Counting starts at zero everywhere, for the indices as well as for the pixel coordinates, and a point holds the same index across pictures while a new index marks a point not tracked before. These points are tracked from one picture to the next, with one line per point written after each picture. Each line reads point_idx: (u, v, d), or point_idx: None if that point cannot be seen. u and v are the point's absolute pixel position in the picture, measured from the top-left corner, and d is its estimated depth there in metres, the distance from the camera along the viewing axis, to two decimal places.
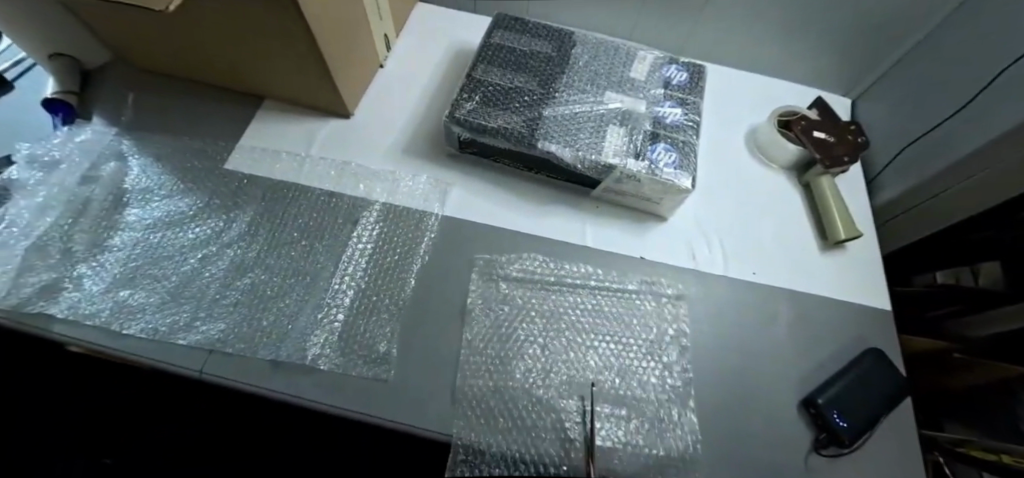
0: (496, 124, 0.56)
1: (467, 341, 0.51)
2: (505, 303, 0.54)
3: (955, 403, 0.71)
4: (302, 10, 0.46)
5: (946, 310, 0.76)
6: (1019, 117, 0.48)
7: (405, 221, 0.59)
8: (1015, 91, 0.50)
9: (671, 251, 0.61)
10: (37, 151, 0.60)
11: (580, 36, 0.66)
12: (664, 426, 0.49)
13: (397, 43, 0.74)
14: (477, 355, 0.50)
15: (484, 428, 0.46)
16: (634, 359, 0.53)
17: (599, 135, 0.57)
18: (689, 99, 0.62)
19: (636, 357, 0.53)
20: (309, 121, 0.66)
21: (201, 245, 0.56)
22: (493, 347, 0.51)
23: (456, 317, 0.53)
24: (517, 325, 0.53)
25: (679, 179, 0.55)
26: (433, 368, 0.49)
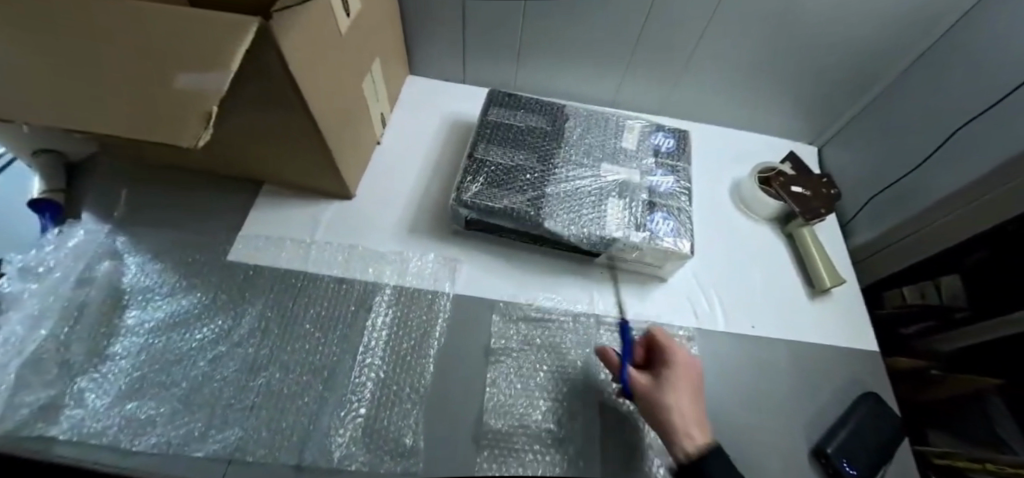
0: (502, 204, 0.59)
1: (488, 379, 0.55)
2: (526, 347, 0.59)
3: (938, 417, 0.71)
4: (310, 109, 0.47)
5: (917, 328, 0.74)
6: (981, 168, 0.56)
7: (418, 305, 0.59)
8: (976, 146, 0.58)
9: (676, 312, 0.63)
10: (30, 261, 0.57)
11: (571, 109, 0.70)
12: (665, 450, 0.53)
13: (393, 119, 0.76)
14: (495, 389, 0.54)
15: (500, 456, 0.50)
16: None
17: (600, 209, 0.60)
18: (678, 166, 0.66)
19: None
20: (311, 206, 0.66)
21: (211, 346, 0.55)
22: (514, 391, 0.55)
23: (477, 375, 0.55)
24: (536, 369, 0.57)
25: (679, 247, 0.58)
26: (461, 457, 0.49)
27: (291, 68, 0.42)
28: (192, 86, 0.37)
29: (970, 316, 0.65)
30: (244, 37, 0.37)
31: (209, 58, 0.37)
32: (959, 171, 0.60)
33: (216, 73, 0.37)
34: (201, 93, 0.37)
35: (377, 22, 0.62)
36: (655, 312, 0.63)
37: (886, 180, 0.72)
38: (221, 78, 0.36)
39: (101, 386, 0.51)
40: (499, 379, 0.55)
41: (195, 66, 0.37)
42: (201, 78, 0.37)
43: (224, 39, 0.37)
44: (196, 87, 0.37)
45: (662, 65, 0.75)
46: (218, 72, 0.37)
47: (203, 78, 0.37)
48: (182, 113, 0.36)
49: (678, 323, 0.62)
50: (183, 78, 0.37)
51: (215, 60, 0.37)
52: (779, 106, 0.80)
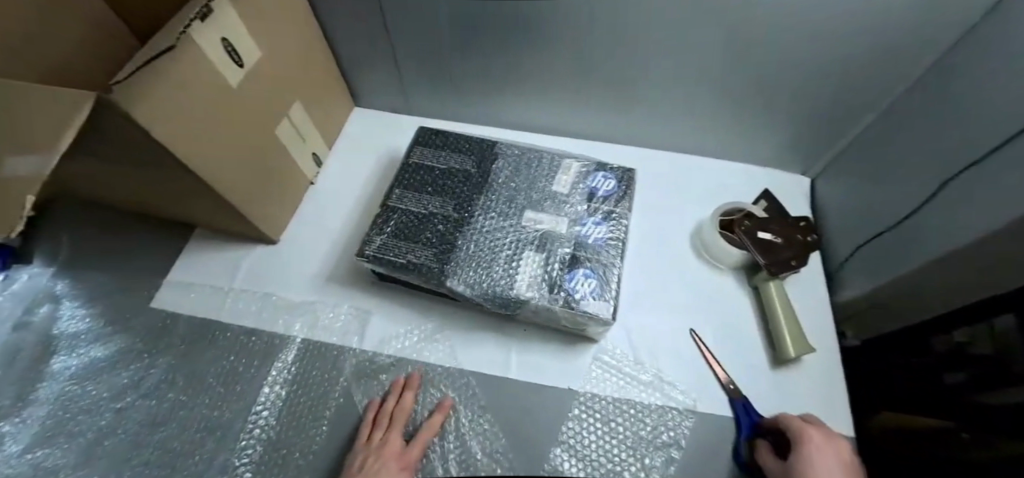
0: (406, 259, 0.55)
1: None
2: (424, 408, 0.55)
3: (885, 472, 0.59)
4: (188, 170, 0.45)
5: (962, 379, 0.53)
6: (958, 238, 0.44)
7: (322, 361, 0.57)
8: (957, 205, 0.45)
9: (603, 381, 0.56)
10: None
11: (503, 147, 0.64)
12: None
13: (330, 156, 0.74)
14: None
15: None
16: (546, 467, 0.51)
17: (514, 264, 0.55)
18: (614, 213, 0.59)
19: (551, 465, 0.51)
20: (235, 249, 0.66)
21: (119, 397, 0.56)
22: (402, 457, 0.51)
23: None
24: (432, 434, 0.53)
25: (599, 312, 0.52)
26: None
27: (156, 135, 0.40)
28: (24, 172, 0.37)
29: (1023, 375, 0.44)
30: (76, 117, 0.35)
31: (40, 143, 0.36)
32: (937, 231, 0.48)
33: (41, 160, 0.36)
34: (29, 178, 0.36)
35: (291, 63, 0.59)
36: (578, 379, 0.56)
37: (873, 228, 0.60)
38: (44, 165, 0.36)
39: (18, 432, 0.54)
40: None
41: (26, 151, 0.37)
42: (30, 166, 0.36)
43: (56, 122, 0.36)
44: (27, 173, 0.36)
45: (607, 94, 0.67)
46: (42, 158, 0.36)
47: (31, 163, 0.36)
48: (10, 200, 0.36)
49: (603, 393, 0.55)
50: (16, 162, 0.37)
51: (43, 145, 0.36)
52: (756, 134, 0.70)
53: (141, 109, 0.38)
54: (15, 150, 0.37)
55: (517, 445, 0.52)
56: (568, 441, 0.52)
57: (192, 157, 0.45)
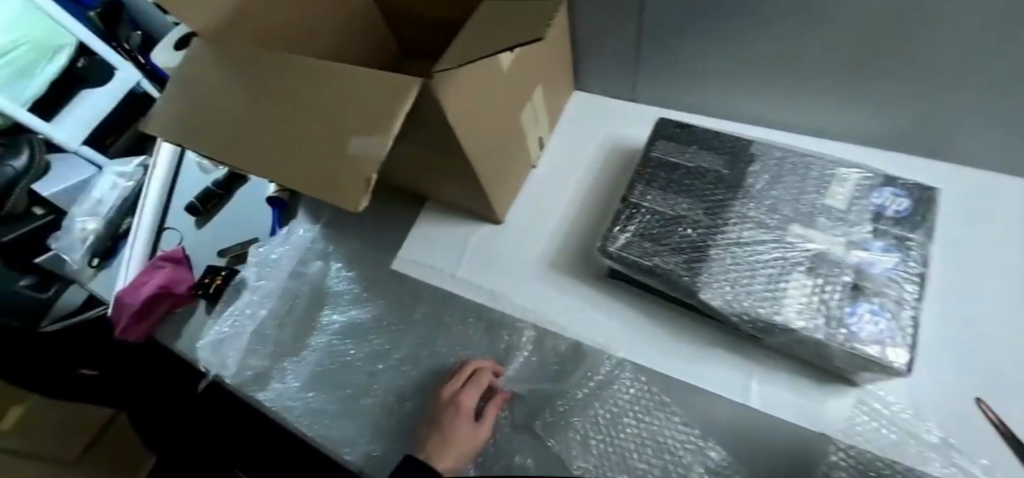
0: (651, 262, 0.52)
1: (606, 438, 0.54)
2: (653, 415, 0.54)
3: None
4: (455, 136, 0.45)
5: None
6: None
7: (548, 352, 0.61)
8: None
9: (871, 437, 0.46)
10: (268, 254, 0.72)
11: (759, 147, 0.57)
12: None
13: (551, 142, 0.74)
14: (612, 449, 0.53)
15: None
16: None
17: (779, 286, 0.49)
18: (910, 241, 0.49)
19: None
20: (461, 225, 0.70)
21: (374, 349, 0.65)
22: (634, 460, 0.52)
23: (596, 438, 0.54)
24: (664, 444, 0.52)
25: (888, 357, 0.43)
26: None
27: (443, 110, 0.42)
28: (362, 150, 0.35)
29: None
30: (408, 93, 0.34)
31: (377, 121, 0.35)
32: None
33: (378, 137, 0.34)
34: (371, 153, 0.35)
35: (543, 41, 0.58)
36: (837, 428, 0.48)
37: None
38: (381, 139, 0.34)
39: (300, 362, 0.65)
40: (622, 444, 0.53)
41: (364, 130, 0.36)
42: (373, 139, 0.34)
43: (389, 99, 0.35)
44: (364, 151, 0.35)
45: (903, 98, 0.55)
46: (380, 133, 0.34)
47: (369, 141, 0.35)
48: (351, 178, 0.35)
49: (873, 452, 0.46)
50: (356, 143, 0.36)
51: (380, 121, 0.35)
52: None
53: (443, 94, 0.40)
54: (353, 132, 0.37)
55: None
56: None
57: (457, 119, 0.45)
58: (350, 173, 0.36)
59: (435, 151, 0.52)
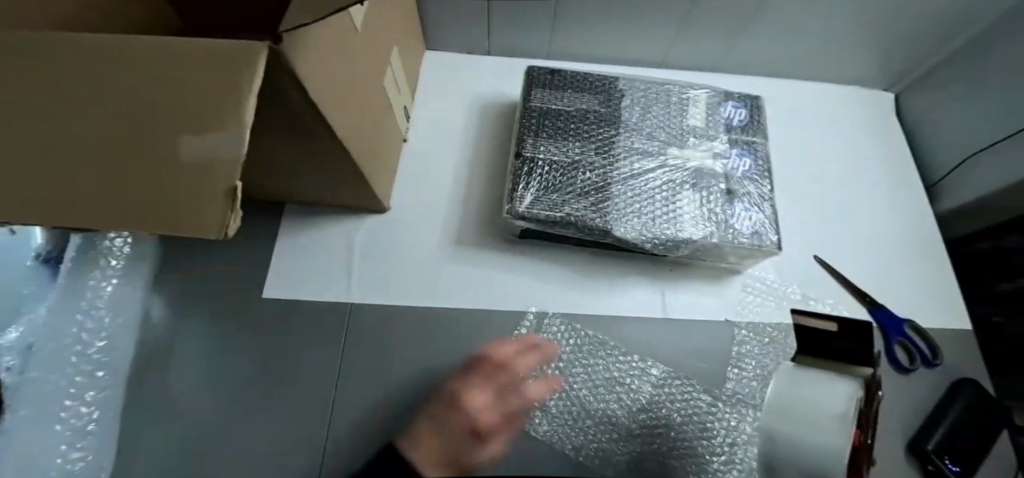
0: (562, 213, 0.51)
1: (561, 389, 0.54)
2: (593, 352, 0.56)
3: None
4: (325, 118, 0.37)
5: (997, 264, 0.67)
6: None
7: (478, 331, 0.55)
8: None
9: (756, 307, 0.58)
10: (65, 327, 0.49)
11: (626, 82, 0.60)
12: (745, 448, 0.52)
13: (416, 110, 0.66)
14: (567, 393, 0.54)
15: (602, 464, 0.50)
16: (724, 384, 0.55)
17: (673, 206, 0.53)
18: (755, 143, 0.57)
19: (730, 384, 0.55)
20: (344, 224, 0.60)
21: (270, 398, 0.51)
22: (593, 400, 0.53)
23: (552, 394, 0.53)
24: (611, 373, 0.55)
25: (764, 243, 0.52)
26: None
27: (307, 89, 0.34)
28: (202, 155, 0.29)
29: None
30: (256, 71, 0.29)
31: (219, 114, 0.29)
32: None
33: (231, 135, 0.29)
34: (213, 162, 0.29)
35: None
36: (733, 310, 0.58)
37: (976, 140, 0.63)
38: (237, 138, 0.29)
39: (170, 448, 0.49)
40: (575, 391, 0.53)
41: (196, 130, 0.30)
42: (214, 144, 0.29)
43: (229, 83, 0.29)
44: (209, 157, 0.29)
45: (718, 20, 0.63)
46: (233, 131, 0.29)
47: (213, 144, 0.29)
48: (201, 195, 0.29)
49: (759, 319, 0.58)
50: (185, 146, 0.30)
51: (225, 115, 0.29)
52: (855, 50, 0.68)
53: (300, 63, 0.32)
54: (175, 133, 0.30)
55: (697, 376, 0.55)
56: (736, 364, 0.56)
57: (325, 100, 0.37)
58: (193, 193, 0.29)
59: (288, 138, 0.42)
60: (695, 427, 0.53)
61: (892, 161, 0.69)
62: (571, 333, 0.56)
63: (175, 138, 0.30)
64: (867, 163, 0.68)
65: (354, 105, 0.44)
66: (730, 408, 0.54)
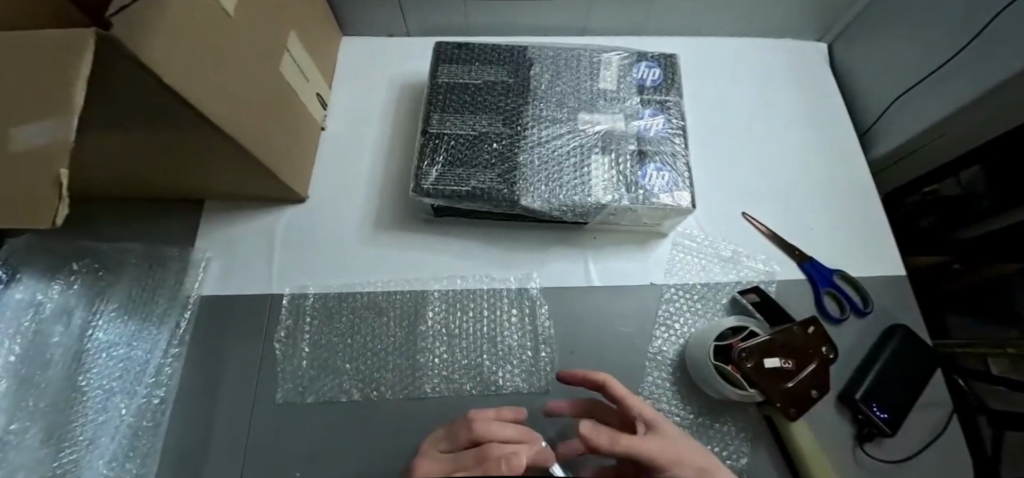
0: (470, 186, 0.51)
1: (485, 362, 0.53)
2: (514, 323, 0.54)
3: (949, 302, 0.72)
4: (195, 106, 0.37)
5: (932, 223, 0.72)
6: (1009, 73, 0.46)
7: (400, 311, 0.55)
8: (1012, 37, 0.46)
9: (682, 267, 0.57)
10: None
11: (535, 50, 0.58)
12: (672, 406, 0.52)
13: (332, 95, 0.65)
14: (490, 367, 0.52)
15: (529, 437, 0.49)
16: (654, 344, 0.54)
17: (583, 171, 0.52)
18: (669, 102, 0.56)
19: (661, 343, 0.54)
20: (263, 215, 0.59)
21: (192, 393, 0.51)
22: (516, 369, 0.52)
23: (476, 370, 0.52)
24: (533, 343, 0.54)
25: (677, 200, 0.51)
26: None
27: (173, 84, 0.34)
28: (40, 145, 0.29)
29: (993, 206, 0.64)
30: (83, 54, 0.28)
31: (46, 100, 0.29)
32: (977, 77, 0.51)
33: (59, 121, 0.29)
34: (52, 149, 0.29)
35: None
36: (658, 273, 0.57)
37: (903, 83, 0.62)
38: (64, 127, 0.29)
39: (83, 454, 0.48)
40: (499, 364, 0.52)
41: (26, 116, 0.29)
42: (49, 131, 0.29)
43: (52, 67, 0.28)
44: (41, 146, 0.30)
45: None
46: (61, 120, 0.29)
47: (45, 131, 0.29)
48: (36, 185, 0.29)
49: (685, 279, 0.57)
50: (18, 137, 0.30)
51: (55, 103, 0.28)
52: (780, 4, 0.67)
53: (150, 52, 0.31)
54: (9, 122, 0.30)
55: (627, 339, 0.54)
56: (665, 324, 0.55)
57: (195, 91, 0.37)
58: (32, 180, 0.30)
59: (166, 129, 0.40)
60: (622, 391, 0.52)
61: (823, 114, 0.68)
62: (495, 305, 0.55)
63: (11, 126, 0.30)
64: (797, 120, 0.68)
65: (238, 92, 0.44)
66: (657, 367, 0.53)
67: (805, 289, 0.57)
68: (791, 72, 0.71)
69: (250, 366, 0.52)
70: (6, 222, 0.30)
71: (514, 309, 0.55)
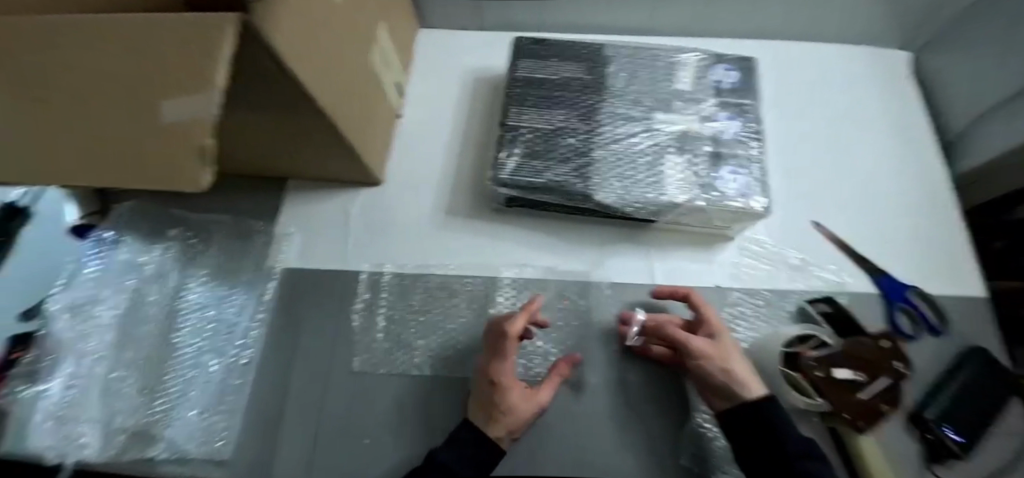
0: (545, 179, 0.52)
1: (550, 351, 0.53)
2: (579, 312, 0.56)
3: None
4: (304, 87, 0.39)
5: None
6: None
7: (465, 293, 0.57)
8: None
9: (748, 271, 0.57)
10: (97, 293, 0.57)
11: (612, 49, 0.59)
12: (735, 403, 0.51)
13: (409, 84, 0.68)
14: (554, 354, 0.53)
15: (591, 425, 0.49)
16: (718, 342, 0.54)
17: (657, 170, 0.53)
18: (746, 106, 0.56)
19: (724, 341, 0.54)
20: (341, 196, 0.63)
21: (271, 357, 0.55)
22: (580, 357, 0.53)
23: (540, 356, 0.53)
24: (597, 334, 0.55)
25: (752, 204, 0.51)
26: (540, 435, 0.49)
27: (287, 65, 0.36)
28: (183, 117, 0.31)
29: None
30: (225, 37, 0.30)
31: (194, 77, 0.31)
32: None
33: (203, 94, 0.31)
34: (195, 121, 0.31)
35: None
36: (724, 276, 0.57)
37: (994, 96, 0.59)
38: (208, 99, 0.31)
39: (174, 405, 0.52)
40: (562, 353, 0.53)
41: (173, 90, 0.32)
42: (192, 103, 0.31)
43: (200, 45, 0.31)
44: (184, 118, 0.32)
45: None
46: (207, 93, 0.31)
47: (190, 103, 0.31)
48: (180, 153, 0.31)
49: (752, 283, 0.57)
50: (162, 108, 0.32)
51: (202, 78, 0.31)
52: (864, 10, 0.65)
53: (273, 31, 0.33)
54: (154, 94, 0.32)
55: None
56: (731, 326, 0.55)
57: (306, 72, 0.39)
58: (174, 149, 0.32)
59: (281, 111, 0.44)
60: (684, 387, 0.51)
61: (902, 126, 0.66)
62: (561, 295, 0.57)
63: (156, 99, 0.32)
64: (875, 130, 0.66)
65: (339, 78, 0.47)
66: None
67: (876, 302, 0.56)
68: (868, 80, 0.69)
69: (326, 336, 0.55)
70: (144, 187, 0.32)
71: (578, 301, 0.56)
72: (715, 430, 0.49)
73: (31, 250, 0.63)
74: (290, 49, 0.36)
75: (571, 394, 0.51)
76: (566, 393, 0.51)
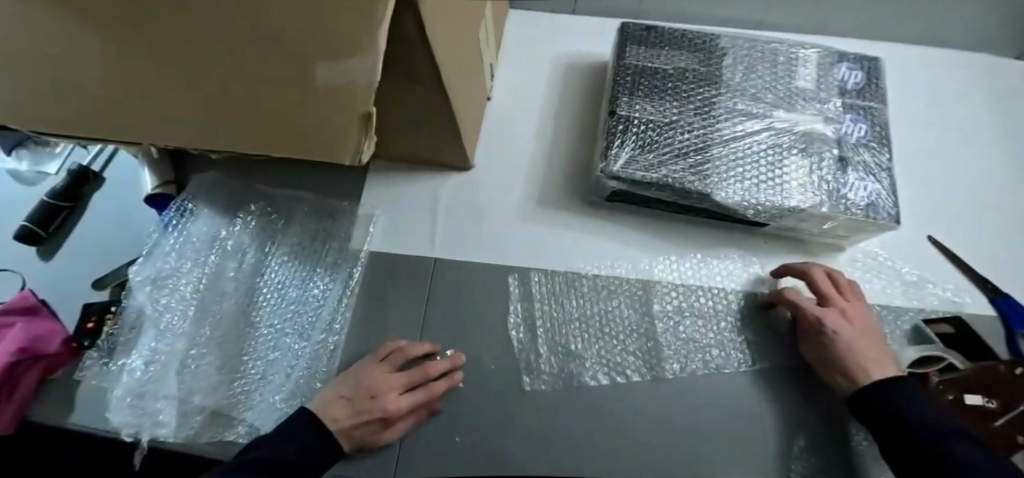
0: (660, 174, 0.49)
1: (654, 355, 0.50)
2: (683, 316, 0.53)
3: None
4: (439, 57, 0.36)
5: None
6: None
7: (559, 288, 0.54)
8: None
9: (862, 284, 0.54)
10: (178, 266, 0.55)
11: (727, 40, 0.56)
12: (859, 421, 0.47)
13: (499, 67, 0.65)
14: (658, 359, 0.50)
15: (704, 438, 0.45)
16: None
17: (779, 171, 0.49)
18: (872, 109, 0.53)
19: None
20: (428, 180, 0.60)
21: (355, 344, 0.51)
22: (686, 363, 0.50)
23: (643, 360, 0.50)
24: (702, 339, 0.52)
25: (884, 213, 0.47)
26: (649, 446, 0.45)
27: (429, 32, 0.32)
28: (336, 82, 0.28)
29: None
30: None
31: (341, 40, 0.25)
32: None
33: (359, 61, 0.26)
34: (350, 87, 0.28)
35: None
36: None
37: None
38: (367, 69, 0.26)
39: (252, 388, 0.49)
40: (666, 358, 0.50)
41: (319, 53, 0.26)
42: (346, 69, 0.27)
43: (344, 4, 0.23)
44: (337, 83, 0.28)
45: None
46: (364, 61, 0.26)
47: (342, 69, 0.27)
48: (337, 118, 0.30)
49: (866, 298, 0.53)
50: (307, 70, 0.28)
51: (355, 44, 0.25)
52: (988, 15, 0.61)
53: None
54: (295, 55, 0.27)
55: None
56: None
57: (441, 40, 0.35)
58: (329, 114, 0.30)
59: (403, 85, 0.41)
60: (802, 402, 0.48)
61: (1020, 141, 0.62)
62: (662, 296, 0.54)
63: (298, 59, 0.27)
64: (990, 144, 0.62)
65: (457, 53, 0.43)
66: None
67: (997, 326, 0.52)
68: (982, 90, 0.65)
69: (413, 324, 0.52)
70: (314, 152, 0.33)
71: (680, 305, 0.53)
72: (837, 448, 0.45)
73: (105, 217, 0.61)
74: (435, 11, 0.32)
75: (679, 402, 0.47)
76: (673, 401, 0.48)
